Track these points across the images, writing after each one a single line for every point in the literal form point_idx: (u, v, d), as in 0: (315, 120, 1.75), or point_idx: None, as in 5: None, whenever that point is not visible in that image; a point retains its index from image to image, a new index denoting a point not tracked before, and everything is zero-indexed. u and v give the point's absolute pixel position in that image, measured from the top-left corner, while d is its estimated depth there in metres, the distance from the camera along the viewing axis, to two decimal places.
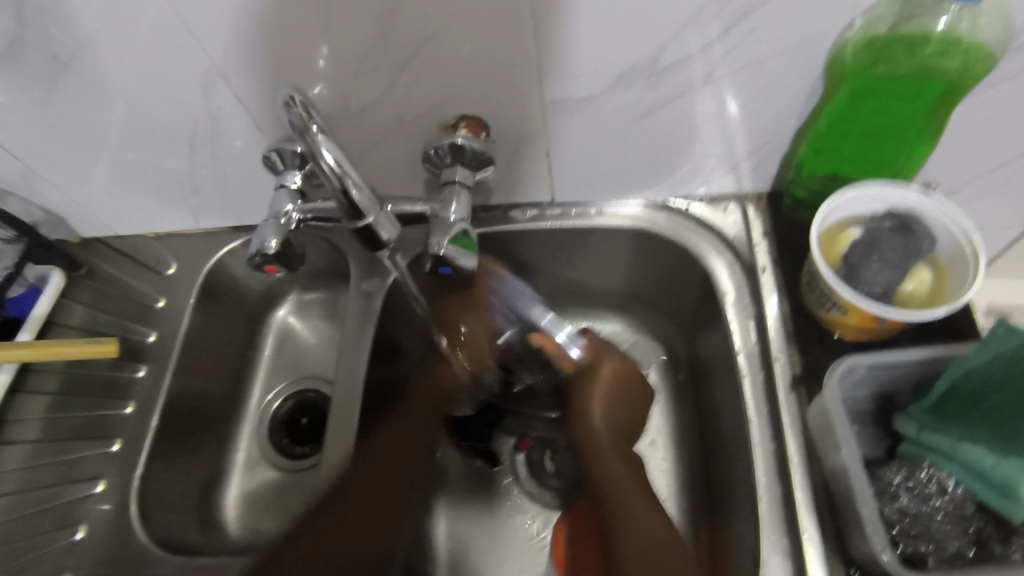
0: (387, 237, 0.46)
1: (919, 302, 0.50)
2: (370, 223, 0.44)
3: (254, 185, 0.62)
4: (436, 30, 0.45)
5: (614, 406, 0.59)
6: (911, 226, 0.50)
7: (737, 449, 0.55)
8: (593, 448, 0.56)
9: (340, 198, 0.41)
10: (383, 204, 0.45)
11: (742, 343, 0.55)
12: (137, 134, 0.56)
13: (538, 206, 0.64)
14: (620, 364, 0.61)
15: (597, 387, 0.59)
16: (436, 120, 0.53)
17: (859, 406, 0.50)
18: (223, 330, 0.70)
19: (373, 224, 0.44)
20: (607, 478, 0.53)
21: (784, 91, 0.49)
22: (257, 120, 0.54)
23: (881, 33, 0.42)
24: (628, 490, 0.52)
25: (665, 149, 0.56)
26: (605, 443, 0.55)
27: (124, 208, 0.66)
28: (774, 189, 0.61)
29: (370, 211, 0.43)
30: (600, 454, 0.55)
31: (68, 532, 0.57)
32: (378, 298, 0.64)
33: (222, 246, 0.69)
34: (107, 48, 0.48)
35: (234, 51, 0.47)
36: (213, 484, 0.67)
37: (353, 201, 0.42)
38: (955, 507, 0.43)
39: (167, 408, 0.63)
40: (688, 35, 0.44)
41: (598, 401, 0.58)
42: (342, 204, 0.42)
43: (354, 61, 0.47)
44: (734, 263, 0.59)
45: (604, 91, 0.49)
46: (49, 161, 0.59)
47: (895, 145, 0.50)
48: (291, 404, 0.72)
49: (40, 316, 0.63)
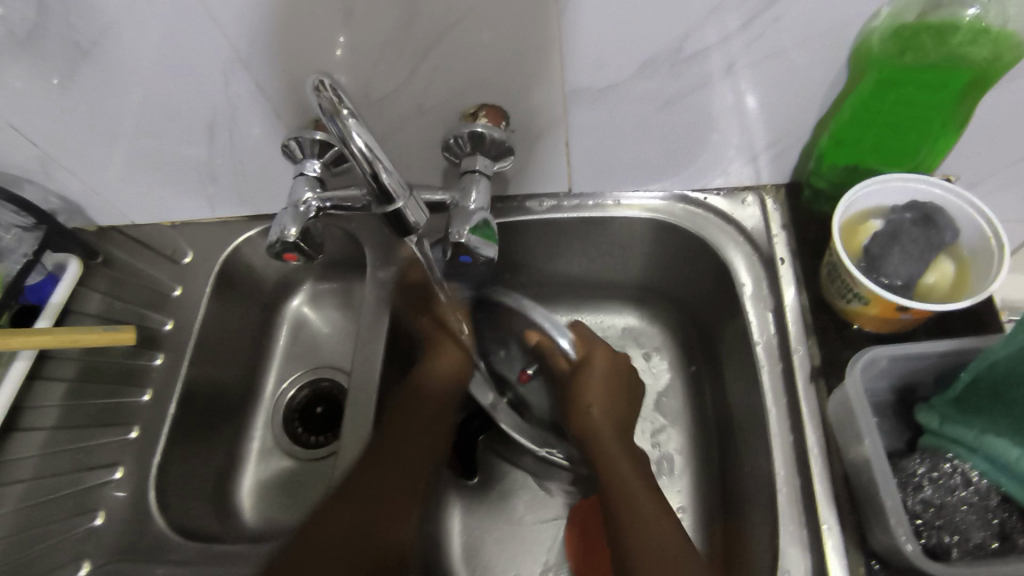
0: (416, 223, 0.45)
1: (941, 294, 0.50)
2: (399, 208, 0.43)
3: (270, 174, 0.62)
4: (458, 18, 0.45)
5: (609, 398, 0.60)
6: (934, 218, 0.49)
7: (755, 440, 0.55)
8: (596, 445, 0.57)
9: (369, 181, 0.41)
10: (410, 187, 0.44)
11: (760, 334, 0.55)
12: (155, 122, 0.56)
13: (555, 197, 0.64)
14: (615, 363, 0.62)
15: (592, 379, 0.61)
16: (456, 109, 0.53)
17: (879, 397, 0.50)
18: (239, 320, 0.71)
19: (401, 209, 0.43)
20: (616, 484, 0.54)
21: (806, 82, 0.48)
22: (277, 108, 0.54)
23: (908, 21, 0.42)
24: (643, 495, 0.53)
25: (685, 140, 0.56)
26: (604, 439, 0.57)
27: (140, 196, 0.66)
28: (792, 181, 0.60)
29: (399, 196, 0.42)
30: (601, 452, 0.57)
31: (86, 519, 0.58)
32: (394, 288, 0.64)
33: (237, 235, 0.69)
34: (129, 34, 0.48)
35: (255, 39, 0.47)
36: (229, 472, 0.67)
37: (383, 184, 0.41)
38: (980, 498, 0.43)
39: (183, 396, 0.63)
40: (711, 25, 0.44)
41: (594, 390, 0.60)
42: (371, 187, 0.41)
43: (376, 49, 0.47)
44: (751, 254, 0.59)
45: (626, 80, 0.49)
46: (67, 148, 0.59)
47: (918, 135, 0.50)
48: (306, 393, 0.72)
49: (58, 303, 0.64)
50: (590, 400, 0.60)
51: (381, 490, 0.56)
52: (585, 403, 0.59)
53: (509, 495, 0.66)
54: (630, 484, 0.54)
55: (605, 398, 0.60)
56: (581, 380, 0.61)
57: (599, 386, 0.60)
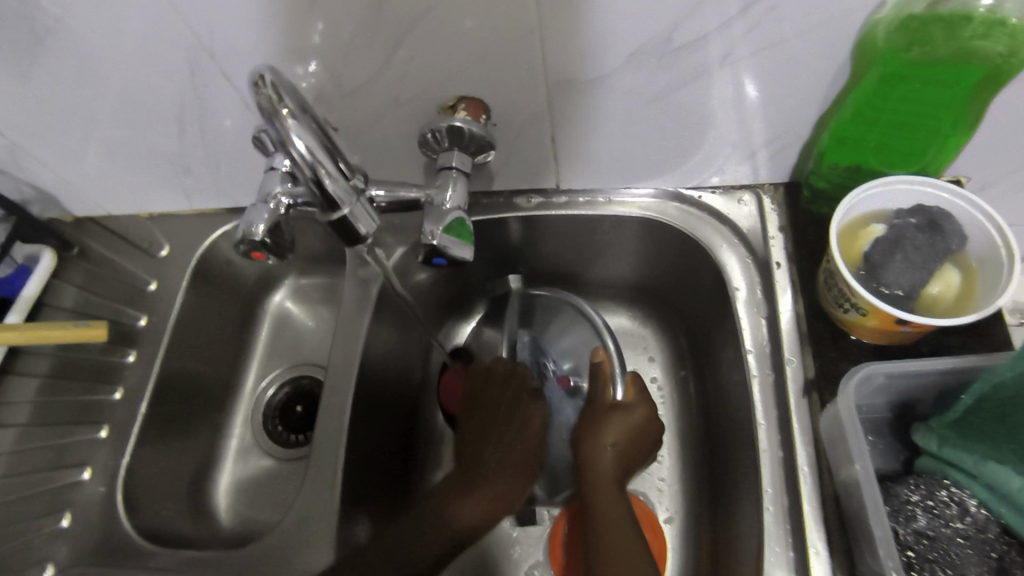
0: (366, 232, 0.44)
1: (945, 306, 0.47)
2: (346, 215, 0.41)
3: (246, 166, 0.60)
4: (431, 4, 0.42)
5: (630, 445, 0.56)
6: (940, 224, 0.46)
7: (744, 454, 0.52)
8: (595, 486, 0.54)
9: (313, 188, 0.39)
10: (360, 195, 0.43)
11: (753, 343, 0.53)
12: (123, 112, 0.54)
13: (543, 193, 0.61)
14: (654, 420, 0.58)
15: (620, 425, 0.56)
16: (433, 101, 0.50)
17: (875, 414, 0.47)
18: (218, 315, 0.69)
19: (348, 216, 0.42)
20: (602, 521, 0.52)
21: (806, 76, 0.45)
22: (247, 98, 0.51)
23: (917, 11, 0.39)
24: (623, 535, 0.51)
25: (679, 136, 0.53)
26: (605, 475, 0.54)
27: (115, 187, 0.64)
28: (792, 180, 0.57)
29: (346, 203, 0.41)
30: (599, 486, 0.54)
31: (54, 519, 0.56)
32: (374, 286, 0.62)
33: (216, 228, 0.67)
34: (86, 22, 0.45)
35: (218, 25, 0.44)
36: (206, 471, 0.65)
37: (328, 191, 0.39)
38: (976, 531, 0.40)
39: (157, 394, 0.62)
40: (703, 12, 0.41)
41: (608, 431, 0.56)
42: (316, 196, 0.39)
43: (346, 37, 0.45)
44: (746, 257, 0.56)
45: (613, 72, 0.46)
46: (34, 137, 0.57)
47: (926, 135, 0.47)
48: (287, 391, 0.70)
49: (31, 297, 0.62)
50: (600, 437, 0.56)
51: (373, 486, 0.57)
52: (595, 437, 0.56)
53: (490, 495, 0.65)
54: (608, 505, 0.53)
55: (627, 443, 0.56)
56: (598, 417, 0.57)
57: (623, 430, 0.56)
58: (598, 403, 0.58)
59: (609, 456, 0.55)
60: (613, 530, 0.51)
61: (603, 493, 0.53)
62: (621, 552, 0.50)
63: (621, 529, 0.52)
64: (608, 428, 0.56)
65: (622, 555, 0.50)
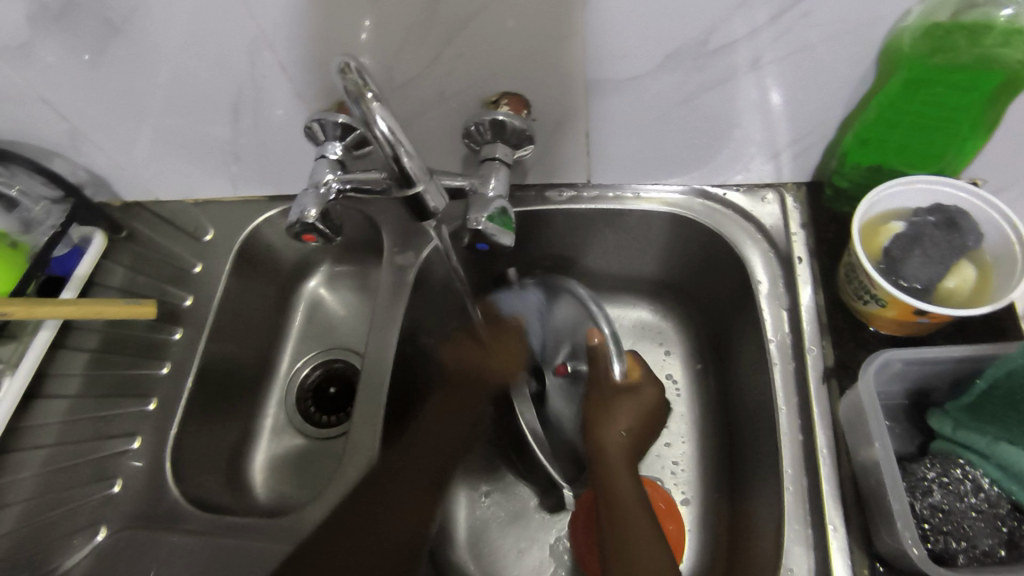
0: (435, 208, 0.46)
1: (962, 299, 0.49)
2: (420, 192, 0.43)
3: (292, 154, 0.63)
4: (483, 4, 0.45)
5: (638, 425, 0.57)
6: (958, 222, 0.49)
7: (763, 439, 0.54)
8: (604, 464, 0.55)
9: (392, 165, 0.41)
10: (432, 173, 0.44)
11: (775, 333, 0.55)
12: (181, 100, 0.57)
13: (574, 187, 0.64)
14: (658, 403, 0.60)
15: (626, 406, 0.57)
16: (477, 96, 0.53)
17: (892, 400, 0.49)
18: (256, 298, 0.72)
19: (422, 193, 0.44)
20: (611, 495, 0.52)
21: (832, 79, 0.48)
22: (301, 89, 0.54)
23: (941, 20, 0.41)
24: (636, 510, 0.51)
25: (708, 134, 0.55)
26: (613, 450, 0.55)
27: (165, 174, 0.67)
28: (814, 180, 0.60)
29: (420, 180, 0.43)
30: (608, 463, 0.54)
31: (104, 487, 0.59)
32: (410, 273, 0.65)
33: (258, 215, 0.70)
34: (156, 14, 0.49)
35: (281, 19, 0.47)
36: (244, 446, 0.68)
37: (405, 168, 0.41)
38: (989, 506, 0.43)
39: (201, 371, 0.65)
40: (738, 18, 0.44)
41: (614, 417, 0.57)
42: (394, 172, 0.42)
43: (400, 33, 0.48)
44: (769, 252, 0.59)
45: (648, 73, 0.49)
46: (95, 124, 0.60)
47: (945, 138, 0.50)
48: (320, 373, 0.73)
49: (84, 275, 0.65)
50: (609, 420, 0.57)
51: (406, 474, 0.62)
52: (606, 421, 0.57)
53: (512, 488, 0.67)
54: (619, 483, 0.53)
55: (632, 424, 0.57)
56: (602, 400, 0.58)
57: (629, 415, 0.57)
58: (601, 389, 0.58)
59: (616, 435, 0.56)
60: (626, 505, 0.51)
61: (612, 469, 0.54)
62: (630, 523, 0.50)
63: (633, 504, 0.52)
64: (615, 410, 0.57)
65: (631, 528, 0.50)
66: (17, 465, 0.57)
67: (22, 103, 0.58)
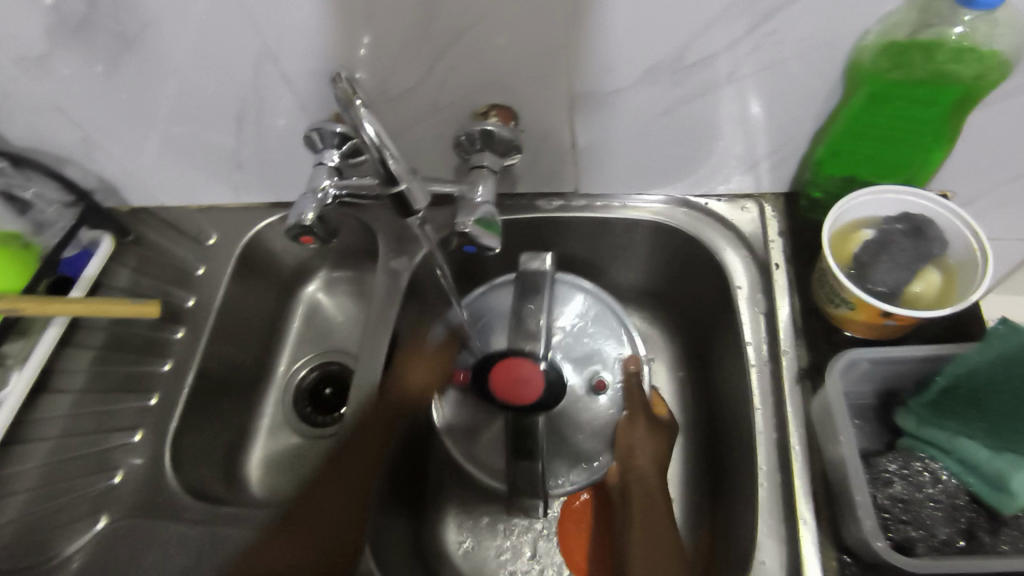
0: (420, 208, 0.45)
1: (927, 303, 0.51)
2: (404, 192, 0.44)
3: (294, 162, 0.66)
4: (472, 22, 0.48)
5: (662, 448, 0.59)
6: (923, 230, 0.51)
7: (740, 438, 0.56)
8: (638, 487, 0.55)
9: (379, 167, 0.42)
10: (417, 174, 0.45)
11: (752, 336, 0.57)
12: (189, 110, 0.60)
13: (563, 196, 0.67)
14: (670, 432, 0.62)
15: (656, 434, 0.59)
16: (468, 108, 0.56)
17: (862, 400, 0.52)
18: (257, 301, 0.74)
19: (406, 192, 0.44)
20: (638, 518, 0.53)
21: (802, 93, 0.51)
22: (302, 100, 0.57)
23: (899, 38, 0.44)
24: (666, 536, 0.52)
25: (689, 145, 0.58)
26: (646, 474, 0.56)
27: (172, 180, 0.70)
28: (791, 190, 0.62)
29: (404, 180, 0.43)
30: (641, 487, 0.55)
31: (106, 476, 0.62)
32: (404, 276, 0.67)
33: (261, 220, 0.73)
34: (168, 28, 0.52)
35: (284, 34, 0.51)
36: (241, 444, 0.70)
37: (389, 170, 0.42)
38: (947, 497, 0.45)
39: (201, 370, 0.67)
40: (711, 35, 0.47)
41: (644, 441, 0.58)
42: (380, 174, 0.42)
43: (394, 48, 0.51)
44: (748, 259, 0.61)
45: (630, 86, 0.52)
46: (106, 131, 0.63)
47: (911, 149, 0.52)
48: (316, 374, 0.75)
49: (91, 277, 0.67)
50: (641, 444, 0.58)
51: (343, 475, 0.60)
52: (639, 448, 0.58)
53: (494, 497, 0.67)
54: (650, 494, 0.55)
55: (658, 454, 0.58)
56: (634, 423, 0.59)
57: (663, 440, 0.59)
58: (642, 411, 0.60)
59: (644, 463, 0.57)
60: (656, 528, 0.52)
61: (644, 492, 0.55)
62: (659, 547, 0.51)
63: (664, 527, 0.52)
64: (640, 444, 0.58)
65: (653, 548, 0.51)
66: (23, 456, 0.60)
67: (40, 112, 0.61)
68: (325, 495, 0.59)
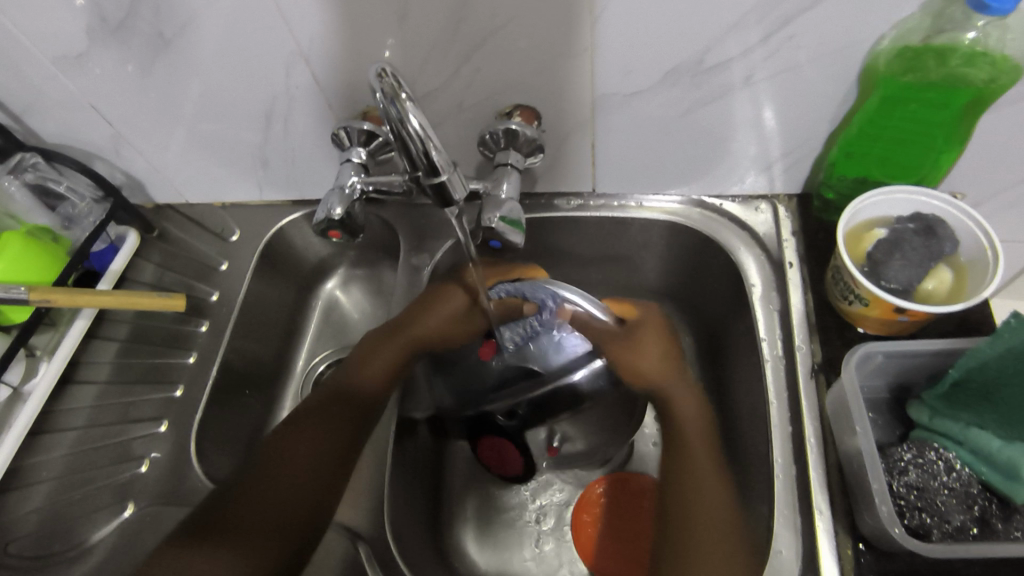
0: (459, 199, 0.46)
1: (939, 300, 0.53)
2: (444, 182, 0.44)
3: (318, 160, 0.67)
4: (500, 25, 0.50)
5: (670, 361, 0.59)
6: (934, 229, 0.53)
7: (754, 432, 0.58)
8: (682, 444, 0.55)
9: (420, 159, 0.42)
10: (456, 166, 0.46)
11: (766, 333, 0.59)
12: (218, 109, 0.62)
13: (581, 196, 0.68)
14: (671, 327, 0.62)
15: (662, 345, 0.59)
16: (492, 108, 0.58)
17: (876, 394, 0.53)
18: (277, 296, 0.76)
19: (446, 183, 0.44)
20: (688, 492, 0.52)
21: (817, 97, 0.52)
22: (330, 99, 0.59)
23: (914, 43, 0.46)
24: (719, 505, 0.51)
25: (705, 146, 0.60)
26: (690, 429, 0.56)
27: (196, 177, 0.72)
28: (805, 192, 0.64)
29: (445, 171, 0.44)
30: (688, 440, 0.55)
31: (134, 465, 0.62)
32: (424, 272, 0.69)
33: (283, 217, 0.75)
34: (202, 28, 0.53)
35: (316, 34, 0.52)
36: (260, 436, 0.71)
37: (433, 161, 0.42)
38: (961, 485, 0.46)
39: (224, 363, 0.68)
40: (731, 40, 0.48)
41: (654, 347, 0.59)
42: (422, 165, 0.42)
43: (423, 49, 0.52)
44: (762, 258, 0.63)
45: (651, 88, 0.53)
46: (136, 128, 0.65)
47: (922, 151, 0.54)
48: (334, 369, 0.77)
49: (118, 270, 0.69)
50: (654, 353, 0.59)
51: (309, 425, 0.58)
52: (653, 359, 0.58)
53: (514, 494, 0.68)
54: (696, 466, 0.54)
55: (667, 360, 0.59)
56: (639, 332, 0.59)
57: (670, 350, 0.60)
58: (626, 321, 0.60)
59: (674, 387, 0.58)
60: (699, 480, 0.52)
61: (690, 441, 0.55)
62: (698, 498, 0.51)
63: (712, 493, 0.52)
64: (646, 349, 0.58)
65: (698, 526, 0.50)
66: (47, 446, 0.61)
67: (73, 109, 0.62)
68: (296, 443, 0.57)
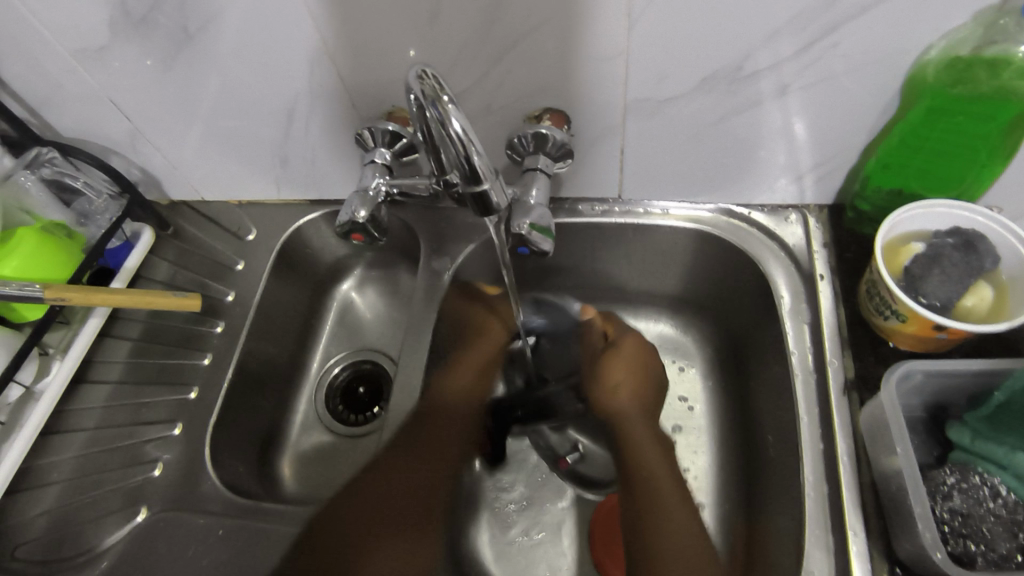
0: (497, 204, 0.46)
1: (978, 317, 0.52)
2: (485, 190, 0.44)
3: (339, 160, 0.66)
4: (534, 26, 0.48)
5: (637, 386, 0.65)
6: (975, 244, 0.51)
7: (781, 448, 0.56)
8: (640, 481, 0.60)
9: (461, 164, 0.41)
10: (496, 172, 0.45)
11: (796, 347, 0.57)
12: (239, 106, 0.60)
13: (606, 202, 0.67)
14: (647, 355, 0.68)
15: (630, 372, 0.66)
16: (521, 111, 0.56)
17: (911, 413, 0.52)
18: (292, 297, 0.74)
19: (487, 190, 0.44)
20: (664, 521, 0.56)
21: (858, 107, 0.51)
22: (355, 99, 0.57)
23: (963, 54, 0.45)
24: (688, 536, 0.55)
25: (737, 154, 0.58)
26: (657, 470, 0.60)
27: (213, 174, 0.71)
28: (836, 203, 0.63)
29: (487, 179, 0.43)
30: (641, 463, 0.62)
31: (146, 468, 0.61)
32: (444, 276, 0.68)
33: (301, 217, 0.73)
34: (227, 24, 0.52)
35: (343, 33, 0.51)
36: (274, 440, 0.70)
37: (473, 166, 0.42)
38: (1008, 512, 0.45)
39: (240, 366, 0.67)
40: (772, 46, 0.47)
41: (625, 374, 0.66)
42: (463, 170, 0.42)
43: (453, 49, 0.51)
44: (791, 267, 0.62)
45: (686, 94, 0.52)
46: (154, 124, 0.64)
47: (964, 164, 0.53)
48: (349, 373, 0.76)
49: (132, 268, 0.68)
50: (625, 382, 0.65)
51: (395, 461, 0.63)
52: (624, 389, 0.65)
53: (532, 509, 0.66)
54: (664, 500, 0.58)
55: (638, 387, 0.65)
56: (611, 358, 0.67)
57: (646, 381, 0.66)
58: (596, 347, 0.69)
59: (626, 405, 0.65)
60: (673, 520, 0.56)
61: (654, 472, 0.60)
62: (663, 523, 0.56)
63: (679, 529, 0.56)
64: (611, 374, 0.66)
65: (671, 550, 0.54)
66: (58, 448, 0.61)
67: (91, 103, 0.61)
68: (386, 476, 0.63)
